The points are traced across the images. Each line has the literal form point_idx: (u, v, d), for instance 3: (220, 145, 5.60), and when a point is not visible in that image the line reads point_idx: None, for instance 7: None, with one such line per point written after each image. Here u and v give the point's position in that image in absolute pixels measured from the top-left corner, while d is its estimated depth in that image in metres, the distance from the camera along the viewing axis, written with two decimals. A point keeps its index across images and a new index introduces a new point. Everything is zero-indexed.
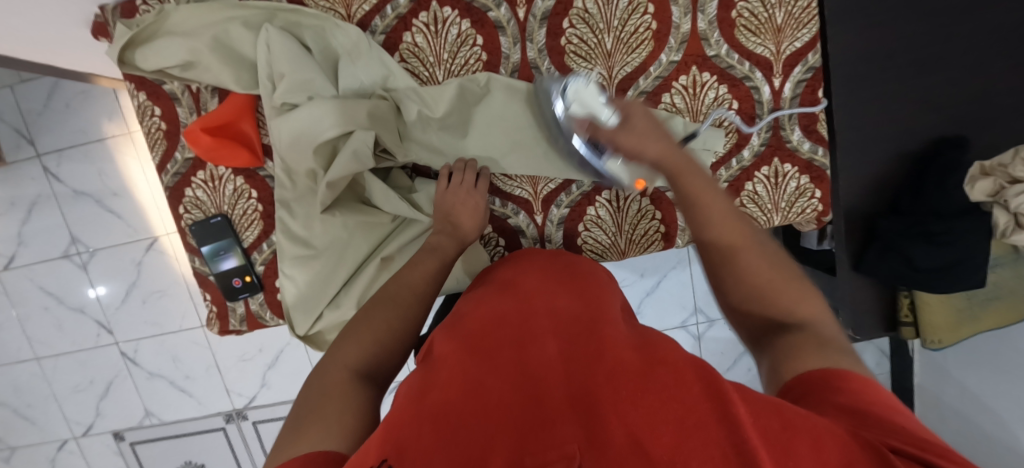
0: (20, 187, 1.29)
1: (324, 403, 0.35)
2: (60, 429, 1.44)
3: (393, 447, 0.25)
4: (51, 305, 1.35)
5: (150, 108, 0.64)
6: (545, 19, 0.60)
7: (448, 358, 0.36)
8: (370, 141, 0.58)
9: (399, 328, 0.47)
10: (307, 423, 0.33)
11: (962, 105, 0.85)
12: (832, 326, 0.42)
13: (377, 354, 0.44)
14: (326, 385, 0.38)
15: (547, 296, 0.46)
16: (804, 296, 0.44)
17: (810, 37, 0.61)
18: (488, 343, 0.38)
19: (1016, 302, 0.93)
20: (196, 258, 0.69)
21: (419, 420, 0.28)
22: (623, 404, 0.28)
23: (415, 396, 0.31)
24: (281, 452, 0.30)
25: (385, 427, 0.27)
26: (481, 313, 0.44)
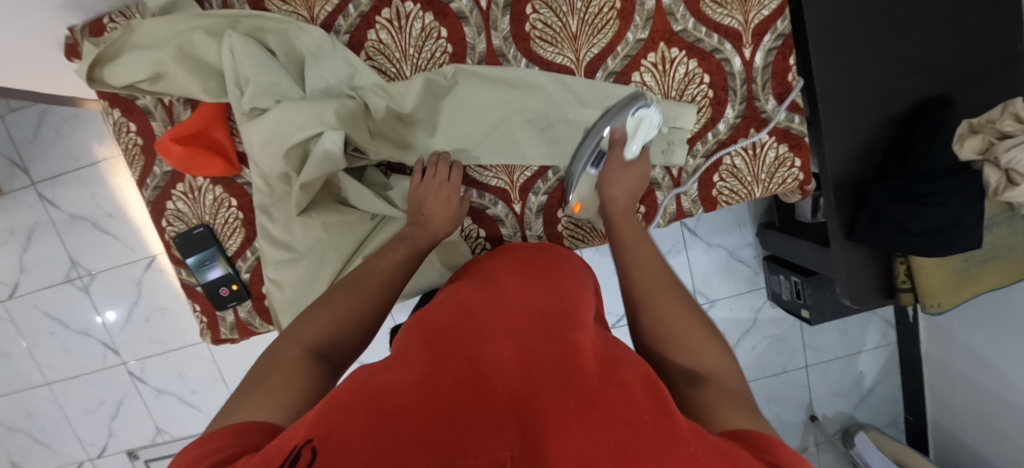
0: (17, 217, 1.31)
1: (270, 376, 0.38)
2: (76, 451, 1.47)
3: (325, 429, 0.25)
4: (56, 330, 1.37)
5: (126, 125, 0.65)
6: (507, 7, 0.60)
7: (409, 347, 0.36)
8: (340, 141, 0.56)
9: (358, 310, 0.48)
10: (251, 394, 0.36)
11: (943, 64, 0.84)
12: (737, 383, 0.40)
13: (334, 334, 0.46)
14: (279, 360, 0.41)
15: (521, 292, 0.45)
16: (709, 349, 0.43)
17: (777, 4, 0.60)
18: (451, 334, 0.38)
19: (1013, 260, 0.92)
20: (182, 270, 0.69)
21: (358, 402, 0.28)
22: (566, 424, 0.27)
23: (364, 379, 0.31)
24: (223, 417, 0.33)
25: (326, 405, 0.28)
26: (454, 303, 0.44)
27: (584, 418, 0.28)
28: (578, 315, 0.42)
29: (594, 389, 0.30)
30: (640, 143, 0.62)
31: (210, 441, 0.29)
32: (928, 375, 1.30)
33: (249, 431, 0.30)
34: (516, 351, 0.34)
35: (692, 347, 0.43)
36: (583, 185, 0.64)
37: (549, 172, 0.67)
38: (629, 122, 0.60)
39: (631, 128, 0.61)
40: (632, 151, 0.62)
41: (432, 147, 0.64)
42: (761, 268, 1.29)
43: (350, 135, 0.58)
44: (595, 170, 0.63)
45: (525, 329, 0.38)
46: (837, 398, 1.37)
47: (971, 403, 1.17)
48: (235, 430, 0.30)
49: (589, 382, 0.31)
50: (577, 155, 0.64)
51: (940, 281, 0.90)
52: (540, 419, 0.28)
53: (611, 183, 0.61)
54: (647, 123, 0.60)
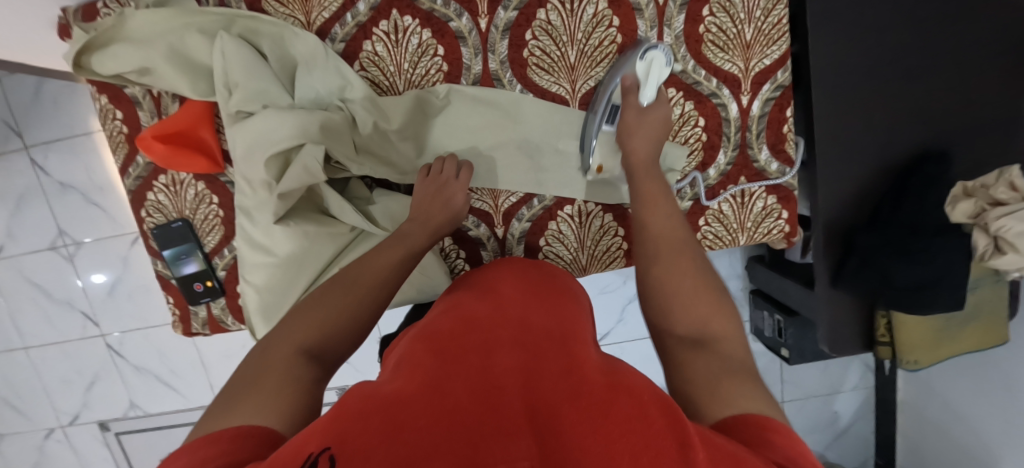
0: (7, 181, 1.30)
1: (262, 377, 0.36)
2: (48, 418, 1.47)
3: (336, 437, 0.24)
4: (39, 296, 1.37)
5: (113, 112, 0.64)
6: (507, 30, 0.59)
7: (414, 357, 0.36)
8: (319, 155, 0.55)
9: (354, 311, 0.47)
10: (241, 396, 0.33)
11: (943, 121, 0.84)
12: (737, 345, 0.41)
13: (328, 333, 0.44)
14: (270, 360, 0.38)
15: (523, 306, 0.45)
16: (718, 315, 0.44)
17: (780, 54, 0.59)
18: (457, 345, 0.37)
19: (996, 322, 0.91)
20: (158, 261, 0.69)
21: (369, 411, 0.27)
22: (583, 433, 0.27)
23: (371, 391, 0.31)
24: (211, 423, 0.31)
25: (334, 413, 0.27)
26: (455, 315, 0.44)
27: (599, 424, 0.27)
28: (580, 334, 0.42)
29: (605, 397, 0.30)
30: (653, 88, 0.59)
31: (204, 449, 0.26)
32: (901, 422, 1.30)
33: (246, 438, 0.28)
34: (526, 365, 0.34)
35: (700, 313, 0.44)
36: (602, 144, 0.62)
37: (535, 199, 0.66)
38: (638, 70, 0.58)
39: (641, 74, 0.58)
40: (646, 96, 0.59)
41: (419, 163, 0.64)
42: (747, 301, 1.29)
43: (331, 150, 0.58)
44: (609, 127, 0.62)
45: (529, 344, 0.38)
46: (810, 436, 1.37)
47: (941, 456, 1.17)
48: (235, 435, 0.28)
49: (598, 392, 0.31)
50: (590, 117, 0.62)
51: (920, 337, 0.90)
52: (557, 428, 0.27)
53: (631, 136, 0.58)
54: (656, 65, 0.58)
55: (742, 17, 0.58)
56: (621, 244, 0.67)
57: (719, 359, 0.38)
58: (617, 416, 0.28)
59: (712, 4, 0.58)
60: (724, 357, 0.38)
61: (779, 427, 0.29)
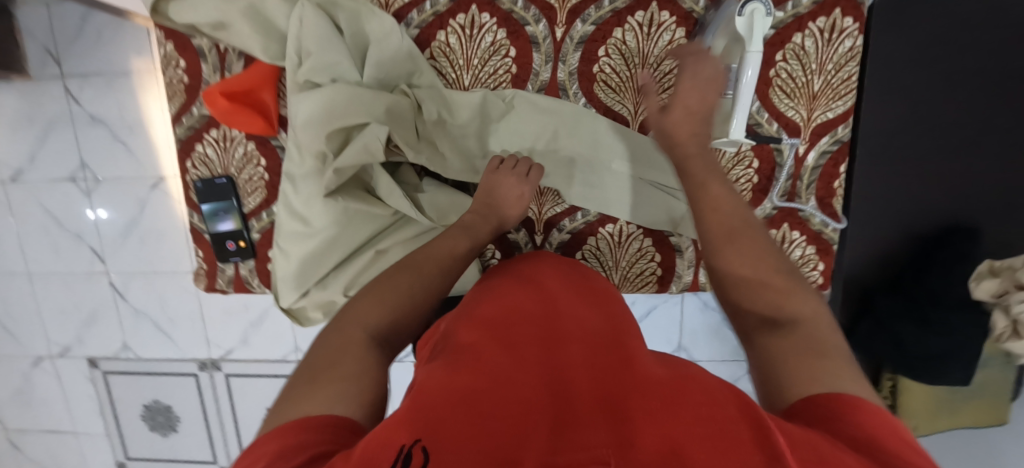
0: (38, 105, 1.30)
1: (339, 362, 0.37)
2: (40, 347, 1.46)
3: (425, 428, 0.28)
4: (50, 225, 1.36)
5: (176, 60, 0.64)
6: (581, 43, 0.60)
7: (477, 349, 0.39)
8: (382, 136, 0.56)
9: (418, 299, 0.47)
10: (319, 380, 0.35)
11: (983, 198, 0.84)
12: (825, 325, 0.40)
13: (395, 317, 0.45)
14: (343, 344, 0.40)
15: (572, 305, 0.47)
16: (793, 292, 0.43)
17: (844, 110, 0.60)
18: (516, 342, 0.40)
19: (999, 402, 0.92)
20: (195, 214, 0.69)
21: (450, 405, 0.30)
22: (653, 420, 0.29)
23: (444, 379, 0.34)
24: (298, 405, 0.32)
25: (417, 406, 0.30)
26: (506, 308, 0.46)
27: (665, 413, 0.30)
28: (630, 337, 0.44)
29: (667, 392, 0.33)
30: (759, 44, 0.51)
31: (303, 437, 0.28)
32: None
33: (338, 429, 0.30)
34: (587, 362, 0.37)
35: (774, 295, 0.43)
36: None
37: (579, 212, 0.66)
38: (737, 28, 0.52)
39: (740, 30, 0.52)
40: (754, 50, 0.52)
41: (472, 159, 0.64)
42: None
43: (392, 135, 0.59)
44: None
45: (583, 346, 0.40)
46: None
47: None
48: (319, 423, 0.30)
49: (658, 390, 0.33)
50: None
51: (924, 406, 0.91)
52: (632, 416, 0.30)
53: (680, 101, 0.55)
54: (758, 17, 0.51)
55: (813, 68, 0.59)
56: (656, 269, 0.68)
57: (802, 344, 0.38)
58: (687, 408, 0.30)
59: (786, 50, 0.59)
60: (808, 338, 0.38)
61: (855, 406, 0.30)
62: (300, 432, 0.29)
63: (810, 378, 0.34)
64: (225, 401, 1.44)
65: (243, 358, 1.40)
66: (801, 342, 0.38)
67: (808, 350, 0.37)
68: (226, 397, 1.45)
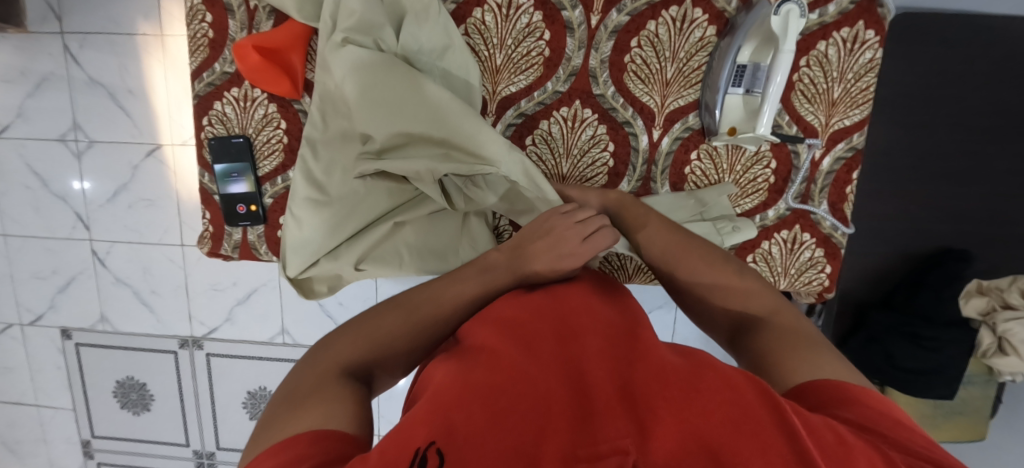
0: (33, 59, 1.25)
1: (318, 387, 0.37)
2: (9, 313, 1.39)
3: (440, 428, 0.26)
4: (33, 185, 1.31)
5: (202, 13, 0.62)
6: (615, 33, 0.61)
7: (489, 341, 0.37)
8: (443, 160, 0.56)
9: (402, 334, 0.46)
10: (304, 406, 0.35)
11: (974, 222, 0.88)
12: (784, 313, 0.48)
13: (374, 350, 0.45)
14: (323, 374, 0.40)
15: (582, 296, 0.46)
16: (748, 290, 0.51)
17: (860, 118, 0.62)
18: (528, 332, 0.39)
19: (979, 421, 0.96)
20: (207, 174, 0.68)
21: (465, 403, 0.29)
22: (675, 410, 0.29)
23: (458, 377, 0.32)
24: (279, 429, 0.33)
25: (432, 406, 0.29)
26: (516, 302, 0.45)
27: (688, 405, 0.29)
28: (643, 325, 0.43)
29: (686, 378, 0.32)
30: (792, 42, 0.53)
31: (286, 452, 0.29)
32: None
33: (325, 439, 0.30)
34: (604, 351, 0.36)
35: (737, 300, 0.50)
36: (729, 108, 0.59)
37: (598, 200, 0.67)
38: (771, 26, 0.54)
39: (775, 29, 0.53)
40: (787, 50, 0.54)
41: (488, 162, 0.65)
42: None
43: (450, 142, 0.57)
44: (737, 90, 0.59)
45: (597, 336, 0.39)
46: None
47: None
48: (317, 436, 0.30)
49: (680, 378, 0.32)
50: (714, 80, 0.59)
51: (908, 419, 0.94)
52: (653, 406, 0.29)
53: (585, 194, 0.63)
54: (792, 18, 0.53)
55: (835, 76, 0.61)
56: None
57: (775, 334, 0.44)
58: (708, 395, 0.30)
59: (810, 57, 0.61)
60: (781, 328, 0.45)
61: (855, 388, 0.34)
62: (302, 446, 0.29)
63: (794, 364, 0.40)
64: (203, 382, 1.39)
65: (226, 337, 1.36)
66: (773, 333, 0.45)
67: (780, 337, 0.44)
68: (205, 377, 1.40)
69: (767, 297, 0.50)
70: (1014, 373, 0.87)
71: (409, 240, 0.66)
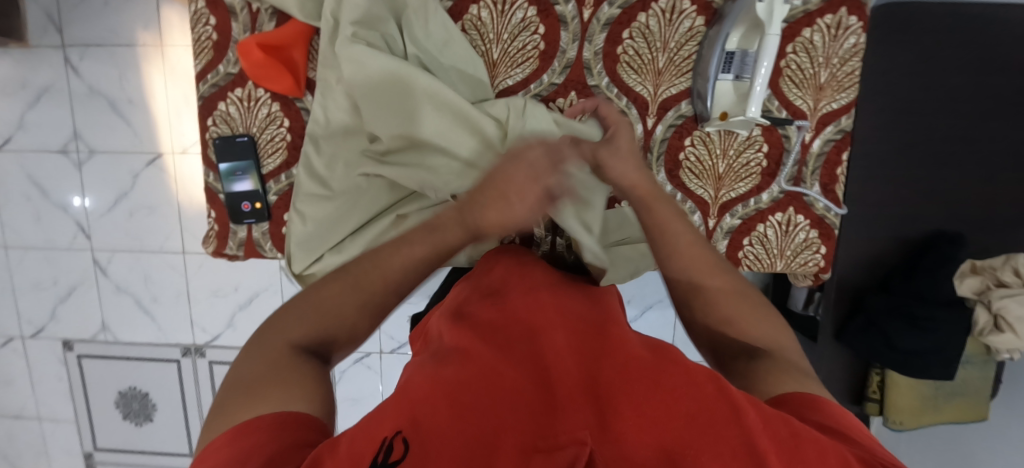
0: (33, 72, 1.26)
1: (275, 369, 0.36)
2: (10, 325, 1.39)
3: (408, 420, 0.27)
4: (34, 195, 1.32)
5: (206, 16, 0.64)
6: (607, 25, 0.63)
7: (462, 340, 0.38)
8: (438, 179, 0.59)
9: (358, 299, 0.45)
10: (261, 388, 0.34)
11: (964, 204, 0.90)
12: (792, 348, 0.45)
13: (326, 320, 0.43)
14: (272, 359, 0.38)
15: (556, 293, 0.47)
16: (762, 318, 0.46)
17: (847, 101, 0.64)
18: (500, 334, 0.40)
19: (978, 401, 0.97)
20: (211, 174, 0.69)
21: (434, 396, 0.29)
22: (635, 404, 0.30)
23: (429, 373, 0.33)
24: (235, 414, 0.32)
25: (402, 401, 0.29)
26: (491, 302, 0.46)
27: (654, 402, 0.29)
28: (617, 324, 0.43)
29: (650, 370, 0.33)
30: (779, 27, 0.56)
31: (245, 439, 0.28)
32: None
33: (284, 426, 0.30)
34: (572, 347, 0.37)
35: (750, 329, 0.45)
36: (720, 94, 0.61)
37: None
38: (758, 12, 0.56)
39: (761, 14, 0.56)
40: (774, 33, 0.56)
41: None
42: None
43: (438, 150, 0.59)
44: (727, 77, 0.61)
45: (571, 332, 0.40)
46: None
47: None
48: (272, 421, 0.30)
49: (649, 373, 0.33)
50: (706, 66, 0.61)
51: (910, 402, 0.95)
52: (615, 401, 0.30)
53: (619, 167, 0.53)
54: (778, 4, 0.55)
55: (820, 61, 0.63)
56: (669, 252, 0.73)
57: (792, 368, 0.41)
58: (669, 386, 0.30)
59: (796, 43, 0.63)
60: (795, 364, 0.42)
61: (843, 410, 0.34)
62: (246, 441, 0.28)
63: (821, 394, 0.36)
64: (206, 389, 1.39)
65: (229, 344, 1.36)
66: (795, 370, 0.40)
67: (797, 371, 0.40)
68: (207, 384, 1.39)
69: (781, 329, 0.46)
70: (1010, 350, 0.88)
71: (412, 230, 0.67)
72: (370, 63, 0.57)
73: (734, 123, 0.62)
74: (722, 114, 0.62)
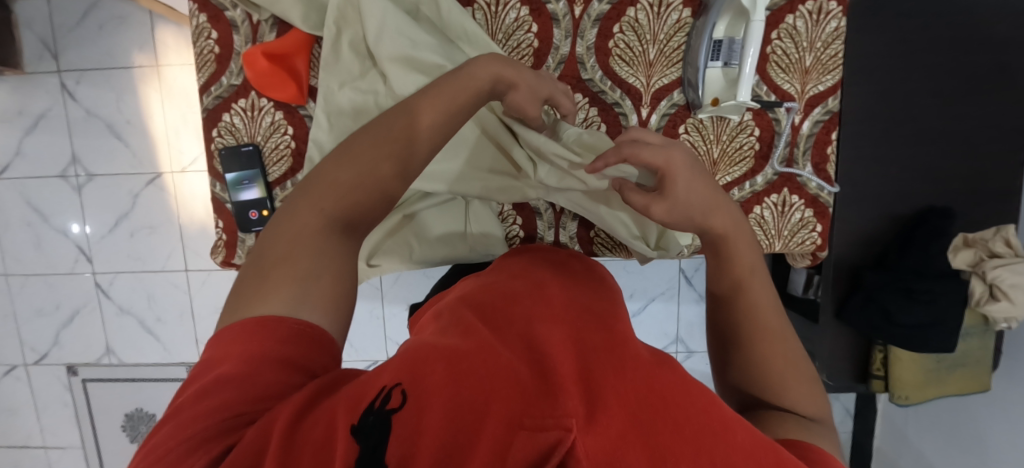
0: (30, 99, 1.28)
1: (290, 257, 0.36)
2: (12, 354, 1.38)
3: (408, 374, 0.29)
4: (34, 221, 1.32)
5: (208, 31, 0.66)
6: (598, 21, 0.65)
7: (468, 316, 0.40)
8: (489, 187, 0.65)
9: (388, 171, 0.42)
10: (273, 280, 0.35)
11: (953, 179, 0.93)
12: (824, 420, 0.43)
13: (355, 192, 0.41)
14: (303, 231, 0.38)
15: (561, 282, 0.49)
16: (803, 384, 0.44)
17: (833, 83, 0.67)
18: (505, 308, 0.41)
19: (980, 371, 0.99)
20: (218, 184, 0.70)
21: (436, 353, 0.31)
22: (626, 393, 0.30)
23: (434, 341, 0.35)
24: (253, 306, 0.34)
25: (405, 358, 0.32)
26: (499, 282, 0.47)
27: (640, 392, 0.29)
28: (620, 319, 0.44)
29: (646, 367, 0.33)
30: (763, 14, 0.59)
31: (255, 347, 0.31)
32: None
33: (289, 342, 0.32)
34: (571, 330, 0.38)
35: (787, 385, 0.44)
36: (710, 81, 0.64)
37: None
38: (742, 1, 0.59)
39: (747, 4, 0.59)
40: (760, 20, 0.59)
41: (490, 164, 0.69)
42: None
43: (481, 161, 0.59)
44: (717, 65, 0.63)
45: (569, 317, 0.40)
46: None
47: None
48: (274, 341, 0.32)
49: (641, 369, 0.32)
50: (696, 56, 0.63)
51: (914, 377, 0.97)
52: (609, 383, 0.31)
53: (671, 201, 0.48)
54: None
55: (804, 45, 0.65)
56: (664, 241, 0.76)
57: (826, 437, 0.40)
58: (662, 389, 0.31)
59: (780, 30, 0.65)
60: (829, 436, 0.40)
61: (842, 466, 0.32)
62: (238, 362, 0.30)
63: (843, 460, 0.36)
64: None
65: None
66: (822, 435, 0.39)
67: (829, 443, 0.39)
68: None
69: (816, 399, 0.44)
70: (1008, 319, 0.90)
71: (418, 229, 0.71)
72: (428, 59, 0.59)
73: (725, 108, 0.64)
74: (713, 100, 0.64)
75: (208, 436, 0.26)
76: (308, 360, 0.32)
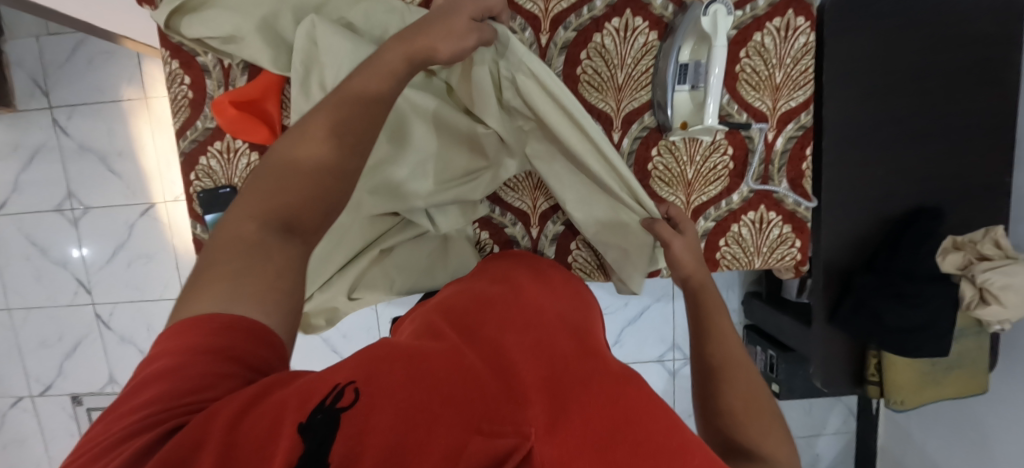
0: (24, 135, 1.30)
1: (226, 259, 0.35)
2: (18, 385, 1.41)
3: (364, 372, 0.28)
4: (33, 255, 1.34)
5: (181, 77, 0.67)
6: (564, 49, 0.65)
7: (436, 326, 0.40)
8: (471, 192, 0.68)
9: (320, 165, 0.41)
10: (207, 283, 0.34)
11: (940, 180, 0.92)
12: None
13: (287, 191, 0.40)
14: (234, 241, 0.37)
15: (533, 296, 0.49)
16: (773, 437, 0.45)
17: (804, 99, 0.66)
18: (474, 320, 0.41)
19: (977, 371, 0.98)
20: (198, 225, 0.71)
21: (394, 357, 0.30)
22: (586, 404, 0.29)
23: (398, 344, 0.34)
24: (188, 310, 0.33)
25: (364, 357, 0.31)
26: (472, 295, 0.48)
27: (606, 404, 0.29)
28: (590, 334, 0.44)
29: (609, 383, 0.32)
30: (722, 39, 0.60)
31: (187, 340, 0.30)
32: None
33: (228, 330, 0.31)
34: (537, 343, 0.37)
35: (752, 428, 0.45)
36: (678, 104, 0.64)
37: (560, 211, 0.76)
38: (704, 26, 0.60)
39: (707, 29, 0.60)
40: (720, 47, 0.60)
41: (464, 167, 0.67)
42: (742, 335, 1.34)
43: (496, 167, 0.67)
44: (684, 88, 0.64)
45: (537, 330, 0.39)
46: None
47: None
48: (208, 334, 0.31)
49: (603, 387, 0.31)
50: (663, 79, 0.64)
51: (909, 380, 0.96)
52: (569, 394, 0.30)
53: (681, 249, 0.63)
54: (719, 17, 0.60)
55: (774, 62, 0.65)
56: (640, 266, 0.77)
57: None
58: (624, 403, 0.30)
59: (748, 48, 0.65)
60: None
61: None
62: (178, 354, 0.29)
63: None
64: None
65: None
66: None
67: None
68: None
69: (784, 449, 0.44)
70: (1001, 321, 0.89)
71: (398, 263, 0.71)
72: None
73: (694, 132, 0.65)
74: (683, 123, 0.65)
75: (130, 434, 0.25)
76: (245, 352, 0.31)
